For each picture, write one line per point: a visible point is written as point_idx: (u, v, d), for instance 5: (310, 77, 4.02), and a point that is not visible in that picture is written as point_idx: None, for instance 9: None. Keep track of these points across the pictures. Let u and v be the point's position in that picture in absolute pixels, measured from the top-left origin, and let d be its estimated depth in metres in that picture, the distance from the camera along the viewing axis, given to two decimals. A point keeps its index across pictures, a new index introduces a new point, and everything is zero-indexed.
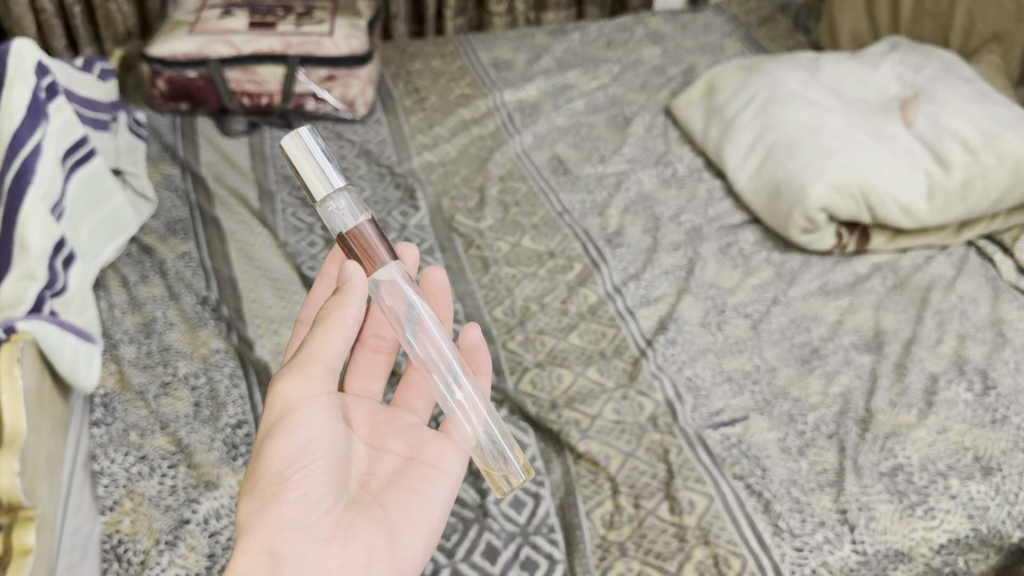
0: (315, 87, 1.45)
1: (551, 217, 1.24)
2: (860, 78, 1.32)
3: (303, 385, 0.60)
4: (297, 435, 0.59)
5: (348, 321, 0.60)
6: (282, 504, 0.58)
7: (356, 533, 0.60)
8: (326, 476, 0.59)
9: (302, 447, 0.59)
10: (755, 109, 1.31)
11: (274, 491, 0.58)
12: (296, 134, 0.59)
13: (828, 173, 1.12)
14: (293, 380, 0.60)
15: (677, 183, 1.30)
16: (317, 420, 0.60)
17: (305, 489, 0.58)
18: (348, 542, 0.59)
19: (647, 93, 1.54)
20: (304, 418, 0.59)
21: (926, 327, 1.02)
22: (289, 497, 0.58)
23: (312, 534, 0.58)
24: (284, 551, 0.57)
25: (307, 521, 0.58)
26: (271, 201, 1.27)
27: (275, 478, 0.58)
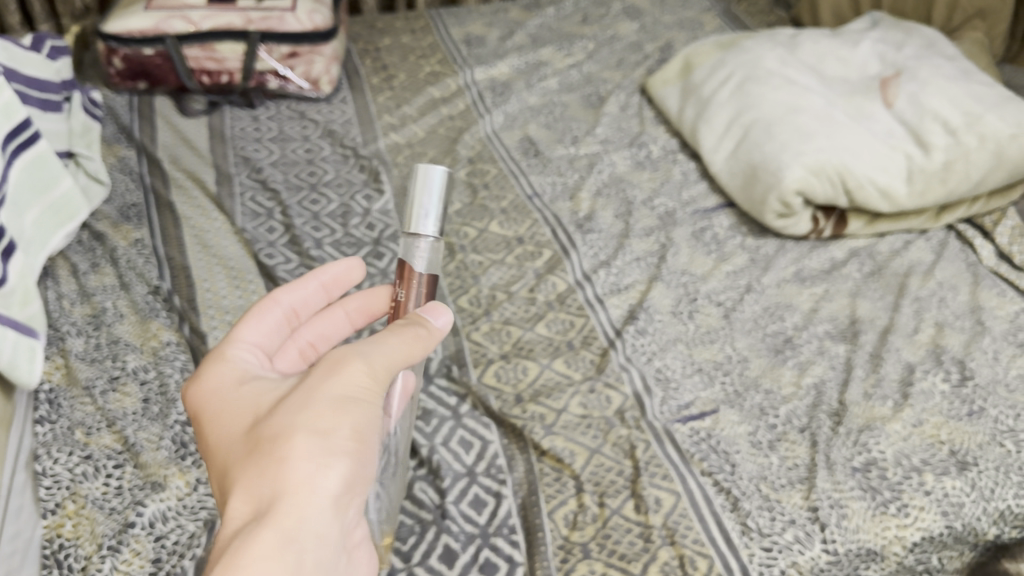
0: (278, 65, 1.39)
1: (521, 200, 1.20)
2: (840, 56, 1.28)
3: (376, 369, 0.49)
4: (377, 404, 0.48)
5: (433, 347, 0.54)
6: (357, 463, 0.46)
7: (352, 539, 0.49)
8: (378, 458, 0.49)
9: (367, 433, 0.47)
10: (732, 88, 1.26)
11: (358, 447, 0.46)
12: (436, 170, 0.58)
13: (805, 155, 1.09)
14: (363, 358, 0.49)
15: (651, 165, 1.26)
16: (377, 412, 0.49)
17: (366, 465, 0.48)
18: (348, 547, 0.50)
19: (623, 71, 1.49)
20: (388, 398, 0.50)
21: (903, 315, 1.00)
22: (360, 463, 0.47)
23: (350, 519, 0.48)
24: (317, 546, 0.44)
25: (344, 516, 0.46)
26: (229, 184, 1.23)
27: (359, 431, 0.47)
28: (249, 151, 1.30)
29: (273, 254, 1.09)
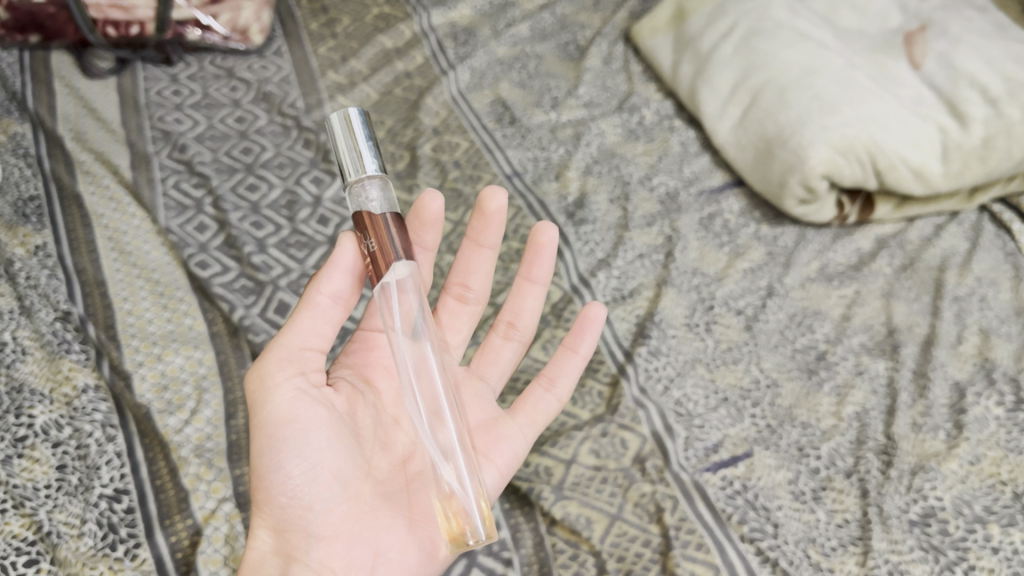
0: (198, 13, 1.16)
1: (499, 182, 1.03)
2: (854, 3, 1.10)
3: (265, 376, 0.57)
4: (273, 431, 0.56)
5: (320, 299, 0.59)
6: (274, 504, 0.56)
7: (362, 533, 0.57)
8: (314, 472, 0.56)
9: (283, 440, 0.56)
10: (737, 42, 1.09)
11: (265, 492, 0.56)
12: (342, 112, 0.58)
13: (830, 130, 0.94)
14: (255, 374, 0.57)
15: (645, 134, 1.10)
16: (291, 408, 0.56)
17: (288, 498, 0.56)
18: (351, 540, 0.57)
19: (602, 13, 1.30)
20: (272, 408, 0.56)
21: (944, 321, 0.88)
22: (275, 510, 0.56)
23: (312, 533, 0.56)
24: (287, 552, 0.56)
25: (306, 518, 0.56)
26: (147, 166, 1.01)
27: (261, 478, 0.57)
28: (169, 123, 1.08)
29: (205, 261, 0.90)
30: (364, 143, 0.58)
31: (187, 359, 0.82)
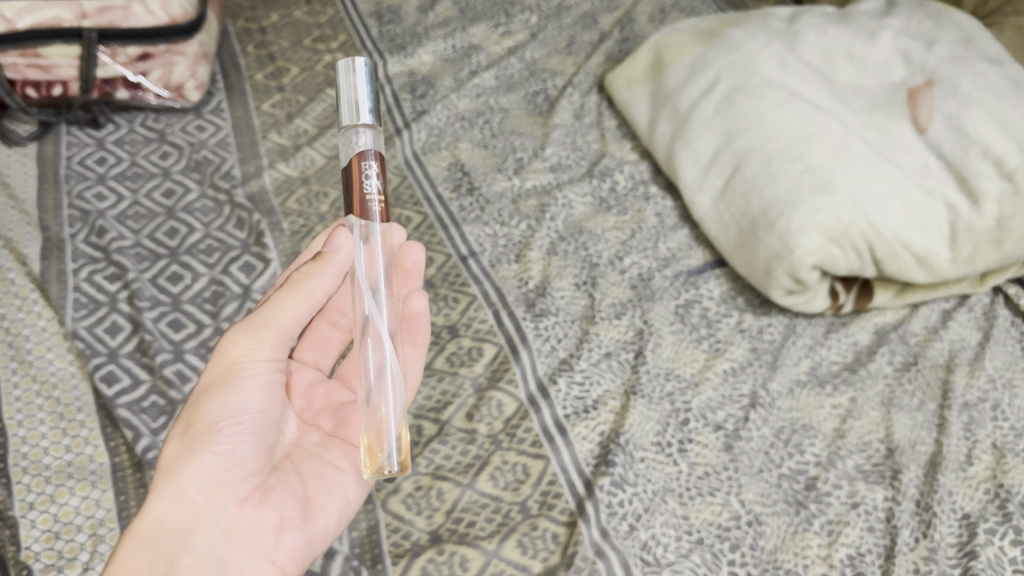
0: (127, 70, 1.05)
1: (453, 264, 0.92)
2: (852, 53, 0.99)
3: (252, 346, 0.58)
4: (238, 396, 0.58)
5: (316, 293, 0.59)
6: (207, 455, 0.57)
7: (272, 499, 0.60)
8: (253, 436, 0.59)
9: (239, 406, 0.58)
10: (719, 100, 0.98)
11: (205, 441, 0.57)
12: (350, 58, 0.60)
13: (820, 214, 0.84)
14: (243, 338, 0.58)
15: (616, 203, 0.99)
16: (259, 384, 0.59)
17: (224, 454, 0.58)
18: (261, 506, 0.59)
19: (574, 58, 1.19)
20: (248, 376, 0.58)
21: (952, 438, 0.78)
22: (208, 459, 0.57)
23: (228, 493, 0.58)
24: (198, 503, 0.57)
25: (228, 476, 0.58)
26: (59, 253, 0.90)
27: (207, 429, 0.57)
28: (88, 198, 0.97)
29: (113, 374, 0.80)
30: (362, 86, 0.60)
31: (84, 500, 0.72)
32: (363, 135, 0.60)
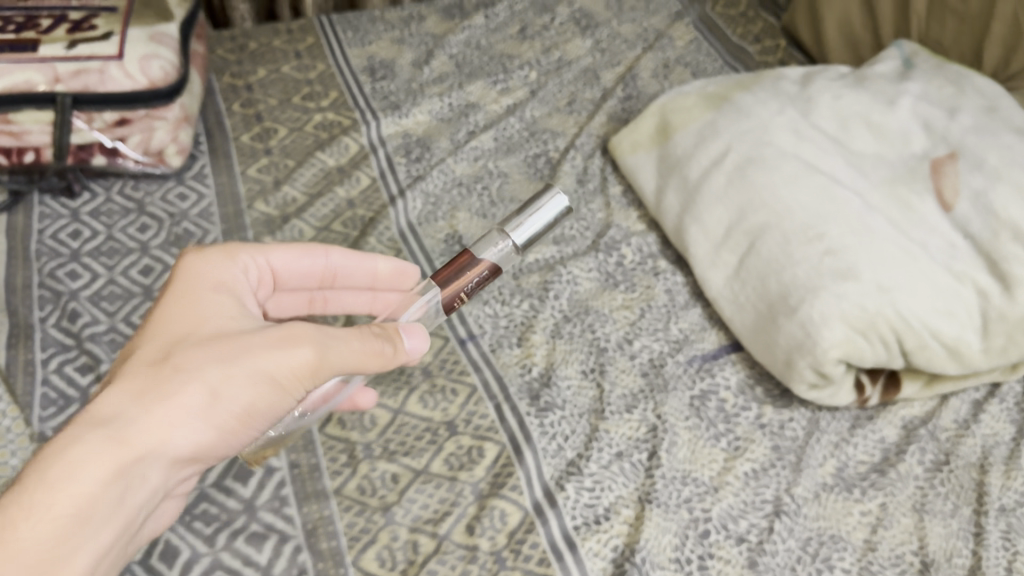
0: (103, 136, 0.99)
1: (451, 349, 0.87)
2: (869, 119, 0.94)
3: (292, 368, 0.51)
4: (257, 405, 0.51)
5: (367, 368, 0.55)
6: (198, 435, 0.50)
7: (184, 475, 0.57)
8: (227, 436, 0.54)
9: (251, 412, 0.52)
10: (730, 171, 0.93)
11: (206, 425, 0.50)
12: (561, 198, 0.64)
13: (845, 304, 0.79)
14: (294, 359, 0.51)
15: (624, 279, 0.94)
16: (274, 401, 0.52)
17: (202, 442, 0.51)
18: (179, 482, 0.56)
19: (576, 117, 1.14)
20: (273, 396, 0.52)
21: (990, 551, 0.72)
22: (195, 442, 0.50)
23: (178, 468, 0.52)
24: (157, 471, 0.50)
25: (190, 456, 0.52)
26: (27, 341, 0.84)
27: (214, 413, 0.50)
28: (60, 276, 0.91)
29: None
30: (543, 217, 0.64)
31: None
32: (507, 245, 0.64)
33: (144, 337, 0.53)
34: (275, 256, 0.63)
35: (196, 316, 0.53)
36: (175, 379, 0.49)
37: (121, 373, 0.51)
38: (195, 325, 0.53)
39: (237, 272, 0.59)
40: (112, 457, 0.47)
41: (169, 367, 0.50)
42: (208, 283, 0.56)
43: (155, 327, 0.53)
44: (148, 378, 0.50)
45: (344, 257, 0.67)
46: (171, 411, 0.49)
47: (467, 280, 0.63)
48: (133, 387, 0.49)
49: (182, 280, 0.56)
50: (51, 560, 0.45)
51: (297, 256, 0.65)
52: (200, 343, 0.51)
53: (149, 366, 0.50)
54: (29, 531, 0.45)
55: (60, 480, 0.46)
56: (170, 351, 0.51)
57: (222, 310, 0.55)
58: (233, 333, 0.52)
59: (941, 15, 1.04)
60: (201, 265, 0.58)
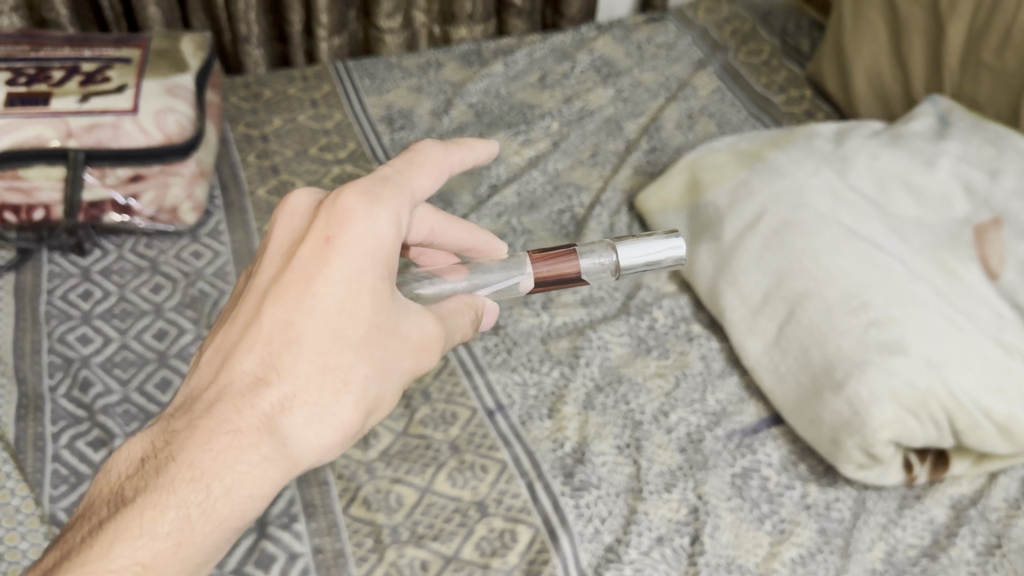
0: (116, 192, 0.95)
1: (479, 421, 0.82)
2: (909, 181, 0.91)
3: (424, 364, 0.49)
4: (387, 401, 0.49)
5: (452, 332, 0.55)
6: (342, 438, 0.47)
7: None
8: None
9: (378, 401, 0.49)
10: (766, 234, 0.90)
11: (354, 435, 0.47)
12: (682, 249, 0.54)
13: (894, 382, 0.75)
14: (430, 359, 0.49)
15: (656, 345, 0.91)
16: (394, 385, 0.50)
17: None
18: None
19: (600, 171, 1.11)
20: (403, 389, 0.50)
21: None
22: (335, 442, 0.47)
23: None
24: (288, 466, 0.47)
25: None
26: (36, 413, 0.80)
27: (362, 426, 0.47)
28: (71, 341, 0.87)
29: None
30: (659, 253, 0.54)
31: None
32: (610, 261, 0.53)
33: (302, 314, 0.44)
34: (422, 190, 0.49)
35: (362, 299, 0.45)
36: (344, 398, 0.44)
37: (283, 366, 0.44)
38: (363, 314, 0.45)
39: (399, 229, 0.46)
40: (281, 474, 0.43)
41: (336, 378, 0.44)
42: (388, 256, 0.45)
43: (316, 308, 0.44)
44: (316, 389, 0.44)
45: (486, 150, 0.51)
46: (338, 433, 0.44)
47: (570, 265, 0.53)
48: (304, 395, 0.43)
49: (348, 244, 0.44)
50: (205, 559, 0.44)
51: (436, 176, 0.49)
52: (367, 345, 0.45)
53: (316, 369, 0.44)
54: (197, 543, 0.42)
55: (233, 498, 0.42)
56: (338, 351, 0.44)
57: (386, 288, 0.46)
58: (391, 329, 0.46)
59: (975, 72, 1.01)
60: (367, 223, 0.45)
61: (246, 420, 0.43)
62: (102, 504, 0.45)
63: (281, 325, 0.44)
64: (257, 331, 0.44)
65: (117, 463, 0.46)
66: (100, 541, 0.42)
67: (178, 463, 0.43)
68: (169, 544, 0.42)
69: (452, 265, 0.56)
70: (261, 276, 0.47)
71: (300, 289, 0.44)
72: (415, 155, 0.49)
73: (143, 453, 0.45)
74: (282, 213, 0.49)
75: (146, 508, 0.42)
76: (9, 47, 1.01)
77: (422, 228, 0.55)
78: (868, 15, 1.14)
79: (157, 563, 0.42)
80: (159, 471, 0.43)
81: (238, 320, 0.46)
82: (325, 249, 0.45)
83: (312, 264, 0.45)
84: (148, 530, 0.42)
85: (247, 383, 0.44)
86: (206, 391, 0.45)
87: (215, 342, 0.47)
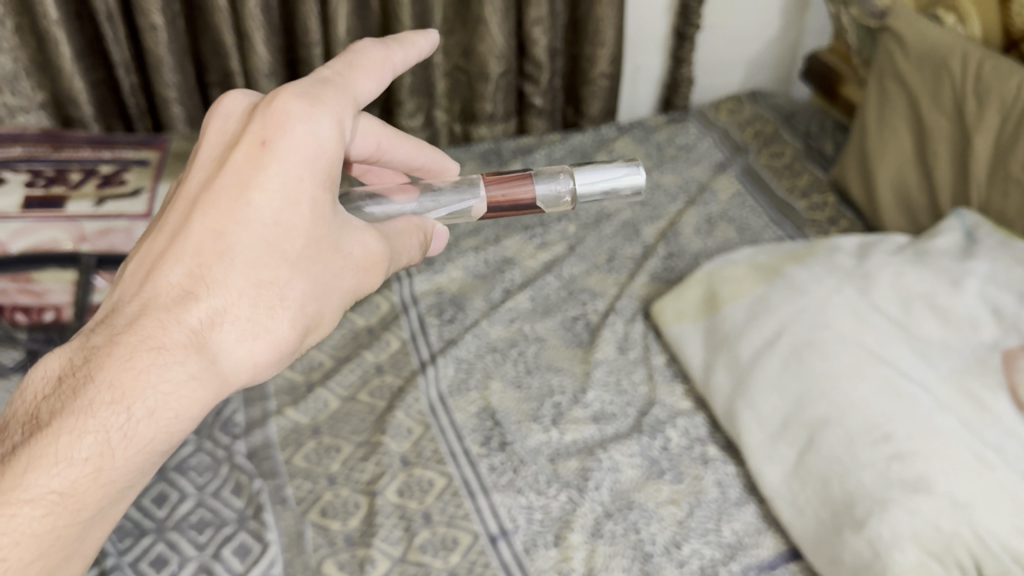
0: None
1: (481, 548, 0.78)
2: (934, 302, 0.87)
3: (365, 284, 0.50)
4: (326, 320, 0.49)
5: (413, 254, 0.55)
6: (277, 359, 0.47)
7: None
8: None
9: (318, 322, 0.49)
10: (784, 354, 0.87)
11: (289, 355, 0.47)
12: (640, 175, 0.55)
13: (917, 522, 0.71)
14: (369, 281, 0.50)
15: (670, 468, 0.87)
16: None
17: None
18: None
19: (616, 276, 1.10)
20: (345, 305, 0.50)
21: None
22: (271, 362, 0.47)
23: None
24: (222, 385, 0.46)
25: None
26: None
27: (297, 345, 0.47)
28: None
29: None
30: (618, 180, 0.55)
31: None
32: (568, 188, 0.54)
33: (235, 222, 0.43)
34: (365, 93, 0.48)
35: (300, 210, 0.44)
36: (279, 314, 0.44)
37: (213, 280, 0.43)
38: (301, 226, 0.44)
39: (341, 132, 0.45)
40: (210, 392, 0.43)
41: (271, 294, 0.44)
42: (329, 165, 0.45)
43: (250, 217, 0.43)
44: (249, 305, 0.44)
45: (428, 43, 0.50)
46: (272, 350, 0.44)
47: (526, 189, 0.54)
48: (235, 310, 0.43)
49: (286, 149, 0.44)
50: (128, 486, 0.43)
51: (380, 76, 0.49)
52: (305, 260, 0.45)
53: (250, 284, 0.43)
54: (118, 468, 0.42)
55: (158, 421, 0.41)
56: (273, 266, 0.44)
57: (326, 199, 0.45)
58: (330, 245, 0.46)
59: (1003, 185, 0.98)
60: (306, 127, 0.44)
61: (172, 336, 0.42)
62: (12, 431, 0.43)
63: (212, 234, 0.43)
64: (185, 241, 0.43)
65: (32, 382, 0.44)
66: (11, 467, 0.40)
67: (97, 383, 0.41)
68: (89, 471, 0.41)
69: (401, 186, 0.56)
70: (191, 184, 0.46)
71: (233, 199, 0.43)
72: (356, 57, 0.49)
73: (61, 370, 0.43)
74: (215, 116, 0.48)
75: (63, 430, 0.41)
76: (31, 147, 1.03)
77: (367, 142, 0.54)
78: (892, 122, 1.12)
79: (75, 490, 0.41)
80: (76, 393, 0.41)
81: (166, 230, 0.45)
82: (261, 155, 0.44)
83: (247, 170, 0.44)
84: (65, 455, 0.41)
85: (173, 297, 0.43)
86: (129, 304, 0.44)
87: (141, 252, 0.46)
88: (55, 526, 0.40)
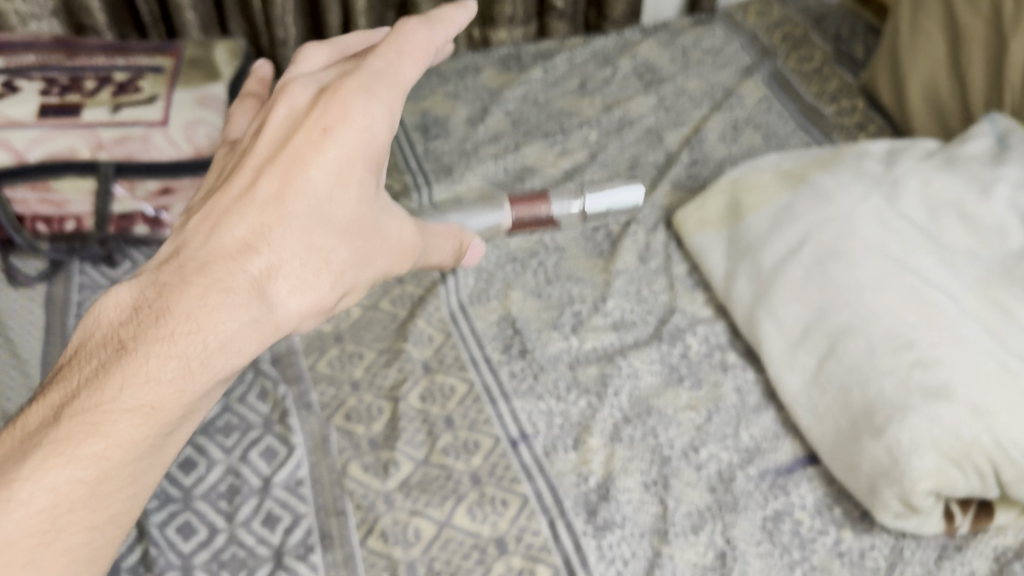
0: (145, 204, 0.94)
1: (502, 452, 0.80)
2: (962, 210, 0.85)
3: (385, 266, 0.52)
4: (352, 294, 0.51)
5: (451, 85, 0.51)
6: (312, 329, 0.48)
7: None
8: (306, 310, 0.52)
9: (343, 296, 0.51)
10: (808, 263, 0.86)
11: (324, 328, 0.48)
12: None
13: (938, 429, 0.71)
14: (390, 261, 0.52)
15: (688, 375, 0.87)
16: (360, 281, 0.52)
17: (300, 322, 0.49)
18: None
19: (638, 184, 1.08)
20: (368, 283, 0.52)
21: None
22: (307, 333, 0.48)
23: None
24: None
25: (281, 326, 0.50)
26: None
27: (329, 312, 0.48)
28: None
29: None
30: None
31: None
32: None
33: (295, 189, 0.45)
34: (411, 81, 0.50)
35: (349, 189, 0.47)
36: (323, 276, 0.45)
37: (271, 238, 0.44)
38: (349, 202, 0.47)
39: (392, 123, 0.48)
40: (266, 339, 0.43)
41: (319, 257, 0.45)
42: (378, 152, 0.48)
43: (308, 186, 0.45)
44: (301, 264, 0.45)
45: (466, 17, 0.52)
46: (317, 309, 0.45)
47: None
48: (289, 266, 0.44)
49: (345, 133, 0.46)
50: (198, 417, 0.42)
51: (423, 60, 0.50)
52: (350, 232, 0.47)
53: (303, 245, 0.45)
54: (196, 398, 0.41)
55: (224, 356, 0.41)
56: (323, 232, 0.46)
57: (371, 181, 0.48)
58: (370, 224, 0.49)
59: None
60: (367, 113, 0.47)
61: (238, 284, 0.43)
62: (88, 352, 0.41)
63: (273, 197, 0.45)
64: (248, 202, 0.45)
65: (102, 309, 0.42)
66: (101, 382, 0.39)
67: (175, 316, 0.41)
68: (172, 394, 0.40)
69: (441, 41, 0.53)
70: (252, 157, 0.47)
71: (295, 171, 0.46)
72: (403, 42, 0.50)
73: (134, 300, 0.42)
74: (283, 97, 0.49)
75: (150, 353, 0.40)
76: (44, 56, 1.01)
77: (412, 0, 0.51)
78: (925, 24, 1.09)
79: (166, 410, 0.40)
80: (158, 321, 0.41)
81: (230, 194, 0.46)
82: (325, 133, 0.46)
83: (310, 146, 0.46)
84: (153, 378, 0.40)
85: (238, 249, 0.44)
86: (197, 255, 0.44)
87: (205, 212, 0.46)
88: (147, 439, 0.39)
